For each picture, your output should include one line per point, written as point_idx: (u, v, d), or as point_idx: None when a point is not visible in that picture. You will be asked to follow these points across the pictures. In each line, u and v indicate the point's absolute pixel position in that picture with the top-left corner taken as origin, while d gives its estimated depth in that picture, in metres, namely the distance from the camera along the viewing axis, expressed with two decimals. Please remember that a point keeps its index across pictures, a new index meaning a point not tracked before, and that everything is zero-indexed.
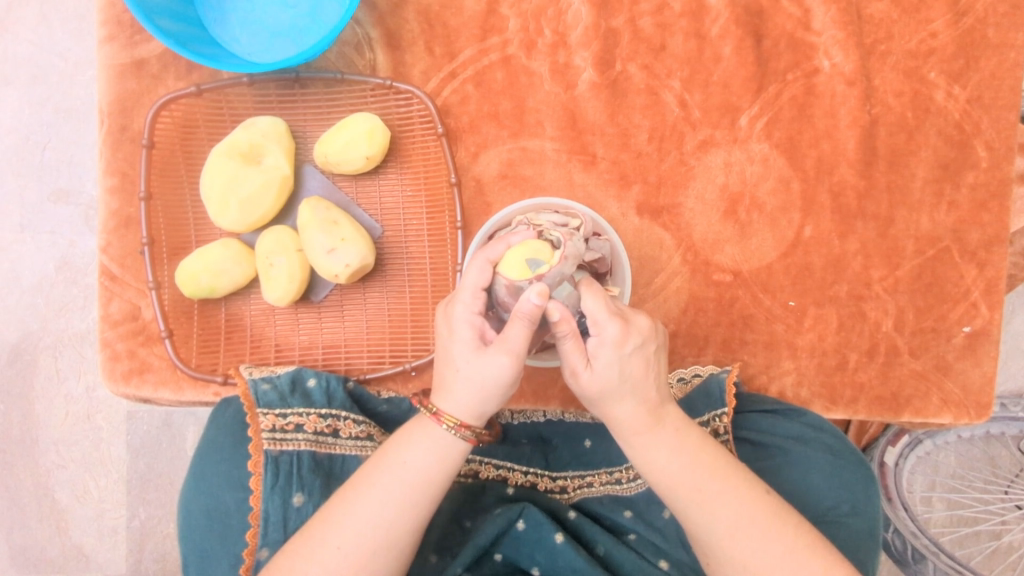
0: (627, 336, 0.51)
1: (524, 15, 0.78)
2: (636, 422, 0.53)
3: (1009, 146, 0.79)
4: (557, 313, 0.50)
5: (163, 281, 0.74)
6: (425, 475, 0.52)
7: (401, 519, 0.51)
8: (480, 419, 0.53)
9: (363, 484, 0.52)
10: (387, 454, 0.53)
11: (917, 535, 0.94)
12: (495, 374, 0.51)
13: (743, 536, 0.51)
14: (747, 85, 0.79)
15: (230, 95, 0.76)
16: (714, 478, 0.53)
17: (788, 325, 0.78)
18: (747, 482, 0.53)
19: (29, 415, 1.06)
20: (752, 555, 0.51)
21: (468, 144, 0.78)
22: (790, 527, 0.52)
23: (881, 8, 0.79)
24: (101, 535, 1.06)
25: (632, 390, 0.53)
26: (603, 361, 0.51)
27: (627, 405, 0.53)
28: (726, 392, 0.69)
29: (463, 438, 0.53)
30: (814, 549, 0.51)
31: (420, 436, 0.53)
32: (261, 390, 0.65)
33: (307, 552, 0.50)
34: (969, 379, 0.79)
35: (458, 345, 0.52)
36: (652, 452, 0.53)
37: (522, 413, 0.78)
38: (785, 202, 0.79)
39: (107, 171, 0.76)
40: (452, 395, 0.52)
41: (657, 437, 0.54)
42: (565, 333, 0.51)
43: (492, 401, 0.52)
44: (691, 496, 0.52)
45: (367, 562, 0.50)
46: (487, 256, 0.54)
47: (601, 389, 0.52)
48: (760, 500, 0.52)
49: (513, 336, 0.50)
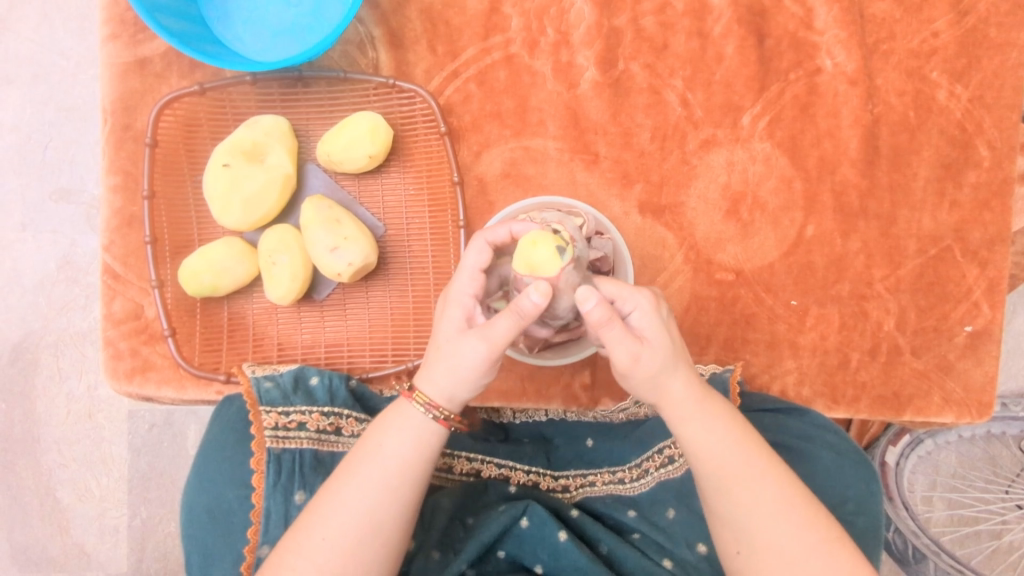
0: (660, 304, 0.55)
1: (527, 14, 0.78)
2: (689, 395, 0.54)
3: (1010, 146, 0.79)
4: (590, 303, 0.49)
5: (166, 279, 0.74)
6: (403, 461, 0.52)
7: (382, 506, 0.51)
8: (454, 402, 0.53)
9: (344, 474, 0.52)
10: (366, 444, 0.53)
11: (917, 534, 0.94)
12: (470, 357, 0.51)
13: (783, 520, 0.51)
14: (750, 85, 0.79)
15: (232, 94, 0.76)
16: (759, 458, 0.53)
17: (790, 325, 0.78)
18: (784, 466, 0.54)
19: (31, 413, 1.06)
20: (788, 542, 0.50)
21: (471, 143, 0.78)
22: (823, 519, 0.51)
23: (883, 7, 0.79)
24: (102, 534, 1.06)
25: (681, 361, 0.54)
26: (654, 333, 0.53)
27: (680, 376, 0.54)
28: (732, 390, 0.70)
29: (431, 418, 0.52)
30: (842, 542, 0.51)
31: (397, 421, 0.53)
32: (264, 388, 0.66)
33: (295, 546, 0.50)
34: (971, 378, 0.79)
35: (447, 324, 0.54)
36: (707, 425, 0.53)
37: (524, 412, 0.80)
38: (788, 201, 0.79)
39: (110, 170, 0.76)
40: (431, 373, 0.52)
41: (710, 413, 0.54)
42: (603, 321, 0.50)
43: (467, 384, 0.52)
44: (741, 474, 0.52)
45: (355, 552, 0.49)
46: (486, 239, 0.56)
47: (660, 365, 0.53)
48: (797, 487, 0.53)
49: (498, 325, 0.50)
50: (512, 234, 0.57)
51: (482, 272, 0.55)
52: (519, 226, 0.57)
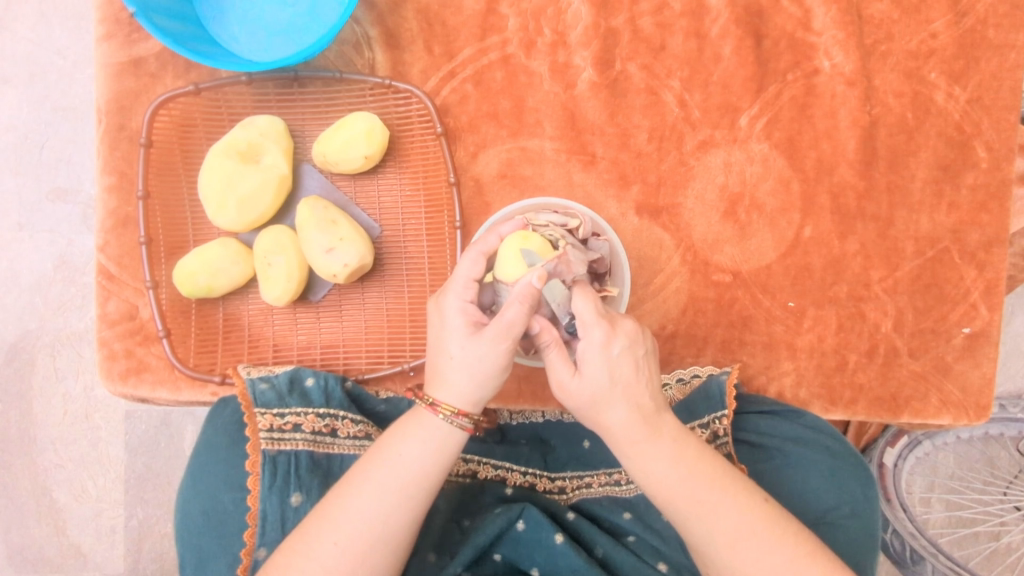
0: (613, 339, 0.52)
1: (524, 14, 0.77)
2: (633, 428, 0.52)
3: (1009, 147, 0.79)
4: (534, 325, 0.54)
5: (161, 280, 0.74)
6: (421, 468, 0.52)
7: (398, 513, 0.50)
8: (478, 405, 0.53)
9: (358, 479, 0.51)
10: (382, 449, 0.53)
11: (915, 535, 0.94)
12: (489, 356, 0.52)
13: (745, 546, 0.50)
14: (748, 86, 0.78)
15: (228, 94, 0.76)
16: (713, 489, 0.51)
17: (787, 326, 0.78)
18: (747, 492, 0.52)
19: (27, 414, 1.06)
20: (749, 569, 0.49)
21: (468, 144, 0.78)
22: (792, 539, 0.50)
23: (881, 8, 0.78)
24: (99, 534, 1.06)
25: (625, 394, 0.52)
26: (591, 366, 0.51)
27: (620, 409, 0.52)
28: (727, 393, 0.69)
29: (459, 426, 0.53)
30: (813, 562, 0.49)
31: (417, 429, 0.53)
32: (259, 389, 0.65)
33: (305, 548, 0.49)
34: (968, 380, 0.79)
35: (453, 333, 0.53)
36: (650, 461, 0.52)
37: (520, 414, 0.80)
38: (785, 202, 0.79)
39: (105, 170, 0.76)
40: (448, 382, 0.52)
41: (655, 446, 0.52)
42: (548, 342, 0.54)
43: (488, 384, 0.53)
44: (690, 508, 0.51)
45: (365, 557, 0.49)
46: (479, 250, 0.57)
47: (593, 397, 0.52)
48: (758, 509, 0.51)
49: (510, 316, 0.50)
50: (500, 237, 0.59)
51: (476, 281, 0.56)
52: (503, 229, 0.60)
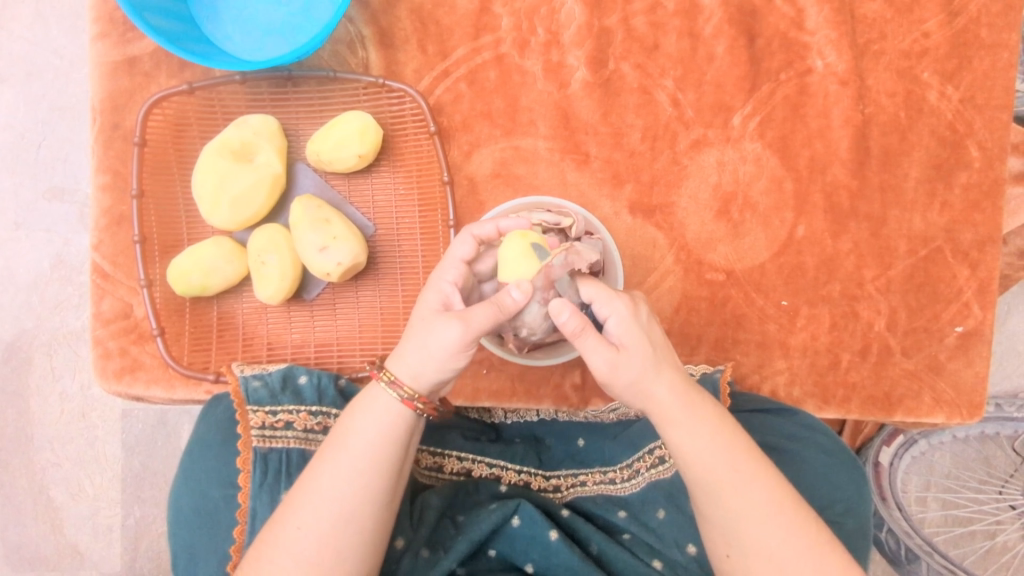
0: (640, 306, 0.55)
1: (517, 14, 0.78)
2: (677, 398, 0.53)
3: (1001, 146, 0.79)
4: (563, 313, 0.51)
5: (155, 279, 0.74)
6: (372, 445, 0.52)
7: (353, 491, 0.50)
8: (421, 385, 0.52)
9: (315, 463, 0.52)
10: (335, 431, 0.53)
11: (911, 535, 0.95)
12: (439, 339, 0.51)
13: (773, 524, 0.50)
14: (741, 85, 0.79)
15: (222, 93, 0.76)
16: (750, 464, 0.52)
17: (780, 325, 0.78)
18: (773, 470, 0.53)
19: (23, 414, 1.06)
20: (778, 547, 0.50)
21: (461, 143, 0.78)
22: (813, 521, 0.51)
23: (874, 8, 0.79)
24: (96, 533, 1.06)
25: (664, 364, 0.53)
26: (634, 334, 0.52)
27: (665, 380, 0.53)
28: (721, 391, 0.69)
29: (396, 397, 0.52)
30: (832, 544, 0.50)
31: (364, 406, 0.53)
32: (252, 387, 0.65)
33: (272, 537, 0.50)
34: (961, 378, 0.79)
35: (423, 306, 0.54)
36: (697, 431, 0.52)
37: (516, 412, 0.81)
38: (778, 201, 0.79)
39: (99, 170, 0.76)
40: (402, 354, 0.53)
41: (700, 416, 0.53)
42: (579, 330, 0.51)
43: (435, 366, 0.51)
44: (731, 480, 0.51)
45: (329, 537, 0.49)
46: (474, 233, 0.58)
47: (641, 369, 0.52)
48: (785, 490, 0.52)
49: (476, 314, 0.51)
50: (498, 230, 0.60)
51: (467, 263, 0.57)
52: (506, 223, 0.60)
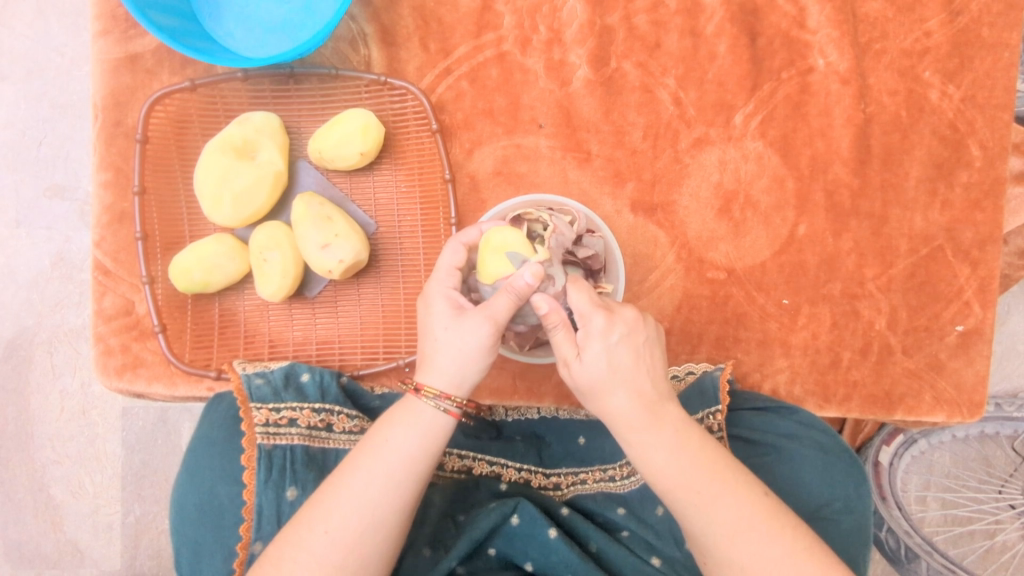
0: (613, 326, 0.53)
1: (519, 12, 0.78)
2: (632, 415, 0.52)
3: (1002, 146, 0.79)
4: (545, 305, 0.52)
5: (156, 276, 0.74)
6: (410, 456, 0.52)
7: (386, 501, 0.50)
8: (462, 389, 0.53)
9: (349, 467, 0.51)
10: (372, 438, 0.53)
11: (910, 534, 0.95)
12: (474, 339, 0.52)
13: (744, 537, 0.49)
14: (742, 83, 0.79)
15: (224, 90, 0.76)
16: (714, 479, 0.51)
17: (781, 324, 0.78)
18: (746, 483, 0.52)
19: (24, 411, 1.06)
20: (749, 560, 0.49)
21: (463, 141, 0.78)
22: (789, 530, 0.50)
23: (875, 6, 0.79)
24: (96, 531, 1.06)
25: (625, 380, 0.53)
26: (592, 352, 0.52)
27: (622, 395, 0.52)
28: (721, 390, 0.69)
29: (443, 410, 0.53)
30: (813, 554, 0.49)
31: (404, 416, 0.53)
32: (255, 384, 0.65)
33: (297, 538, 0.49)
34: (962, 377, 0.79)
35: (437, 316, 0.54)
36: (651, 448, 0.52)
37: (517, 411, 0.80)
38: (780, 200, 0.79)
39: (101, 166, 0.76)
40: (436, 365, 0.53)
41: (658, 435, 0.52)
42: (557, 323, 0.53)
43: (474, 365, 0.53)
44: (691, 497, 0.51)
45: (357, 544, 0.49)
46: (461, 240, 0.59)
47: (594, 382, 0.52)
48: (757, 502, 0.51)
49: (496, 304, 0.52)
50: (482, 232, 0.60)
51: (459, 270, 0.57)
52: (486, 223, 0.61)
